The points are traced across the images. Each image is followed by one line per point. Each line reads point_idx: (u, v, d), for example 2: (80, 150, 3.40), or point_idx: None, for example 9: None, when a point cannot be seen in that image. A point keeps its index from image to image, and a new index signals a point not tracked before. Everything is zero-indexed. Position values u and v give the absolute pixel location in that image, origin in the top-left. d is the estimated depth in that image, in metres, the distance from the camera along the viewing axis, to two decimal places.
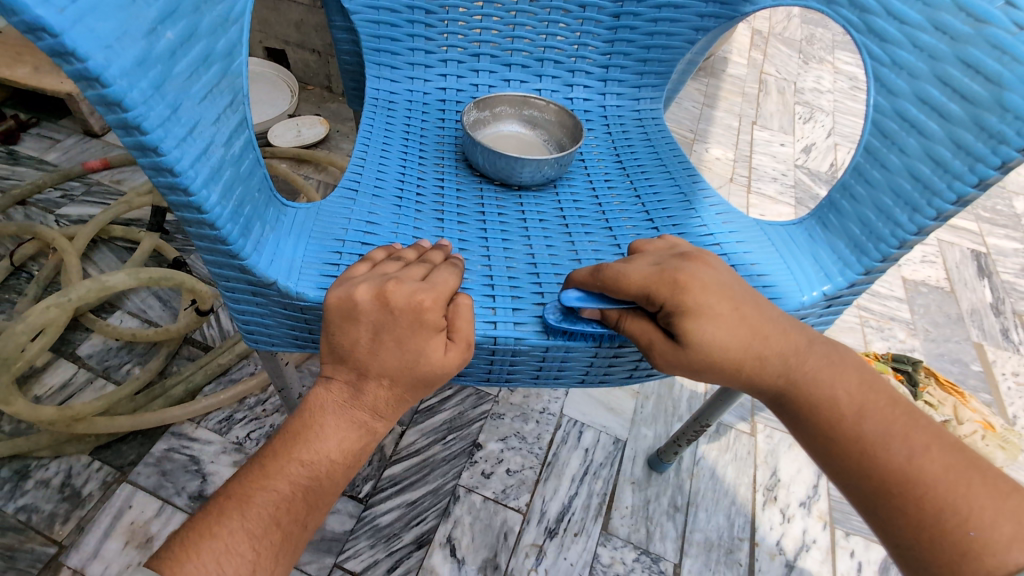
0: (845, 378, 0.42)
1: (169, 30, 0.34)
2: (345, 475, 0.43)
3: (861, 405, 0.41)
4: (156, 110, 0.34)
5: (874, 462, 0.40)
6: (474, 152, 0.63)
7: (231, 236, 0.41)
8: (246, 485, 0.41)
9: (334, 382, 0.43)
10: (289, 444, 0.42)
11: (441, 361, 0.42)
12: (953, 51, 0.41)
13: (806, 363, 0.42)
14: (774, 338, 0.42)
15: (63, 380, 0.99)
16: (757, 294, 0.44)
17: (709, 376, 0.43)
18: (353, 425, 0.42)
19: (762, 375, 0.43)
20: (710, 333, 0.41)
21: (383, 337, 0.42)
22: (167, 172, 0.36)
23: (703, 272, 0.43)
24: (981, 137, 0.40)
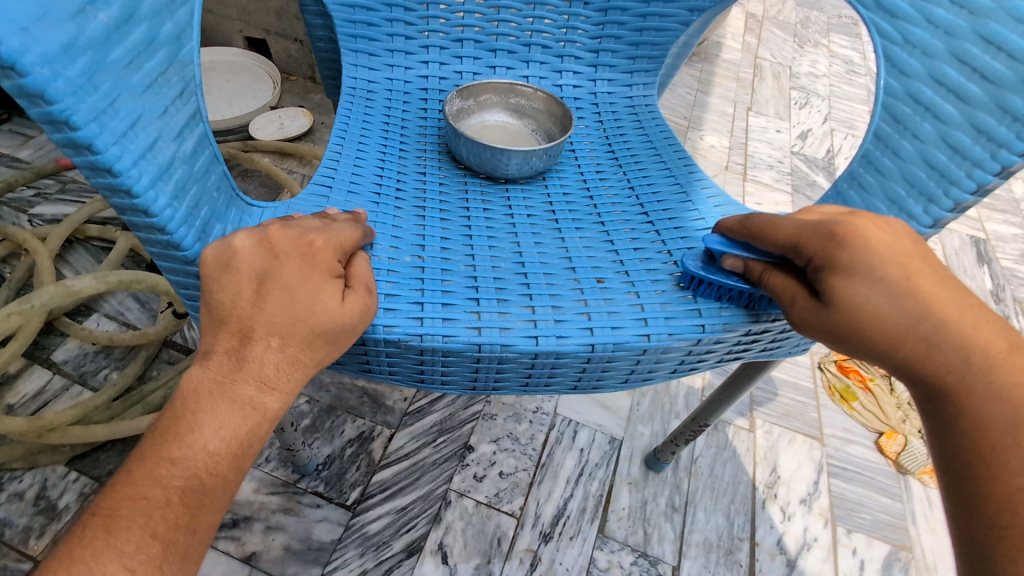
0: (1018, 382, 0.36)
1: (102, 12, 0.30)
2: (236, 465, 0.37)
3: (1017, 418, 0.35)
4: (88, 102, 0.30)
5: (1009, 487, 0.34)
6: (458, 144, 0.59)
7: (185, 241, 0.37)
8: (111, 498, 0.35)
9: (214, 357, 0.37)
10: (159, 442, 0.36)
11: (339, 311, 0.39)
12: (972, 27, 0.38)
13: (1009, 365, 0.36)
14: (960, 314, 0.37)
15: (37, 387, 0.95)
16: (937, 260, 0.39)
17: (850, 348, 0.38)
18: (234, 407, 0.36)
19: (910, 357, 0.37)
20: (879, 296, 0.36)
21: (274, 283, 0.38)
22: (106, 171, 0.32)
23: (876, 231, 0.38)
24: (1003, 121, 0.36)
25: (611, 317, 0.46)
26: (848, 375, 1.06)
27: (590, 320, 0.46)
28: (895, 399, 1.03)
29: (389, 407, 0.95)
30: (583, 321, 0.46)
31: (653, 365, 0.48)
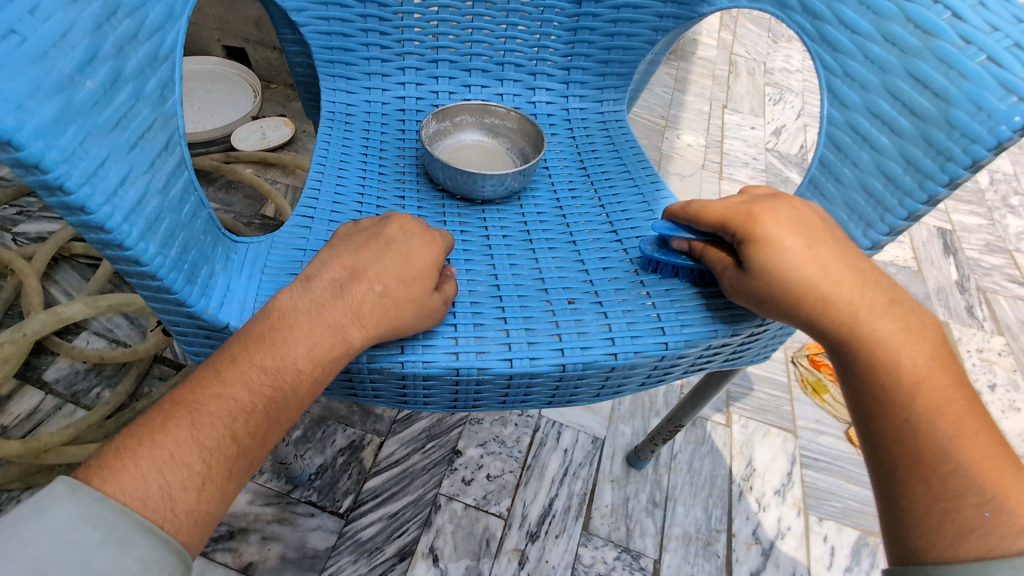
0: (917, 349, 0.40)
1: (89, 79, 0.32)
2: (313, 390, 0.38)
3: (926, 378, 0.39)
4: (80, 165, 0.32)
5: (914, 438, 0.38)
6: (435, 167, 0.62)
7: (175, 284, 0.39)
8: (196, 392, 0.35)
9: (318, 282, 0.41)
10: (249, 350, 0.37)
11: (427, 294, 0.43)
12: (903, 64, 0.41)
13: (876, 323, 0.40)
14: (847, 285, 0.41)
15: (30, 407, 0.97)
16: (843, 236, 0.43)
17: (775, 307, 0.43)
18: (328, 333, 0.38)
19: (820, 317, 0.41)
20: (791, 261, 0.41)
21: (391, 250, 0.44)
22: (98, 229, 0.34)
23: (783, 208, 0.44)
24: (930, 155, 0.39)
25: (627, 315, 0.51)
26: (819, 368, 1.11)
27: (561, 341, 0.49)
28: None
29: (378, 415, 0.98)
30: (556, 341, 0.49)
31: (623, 379, 0.51)
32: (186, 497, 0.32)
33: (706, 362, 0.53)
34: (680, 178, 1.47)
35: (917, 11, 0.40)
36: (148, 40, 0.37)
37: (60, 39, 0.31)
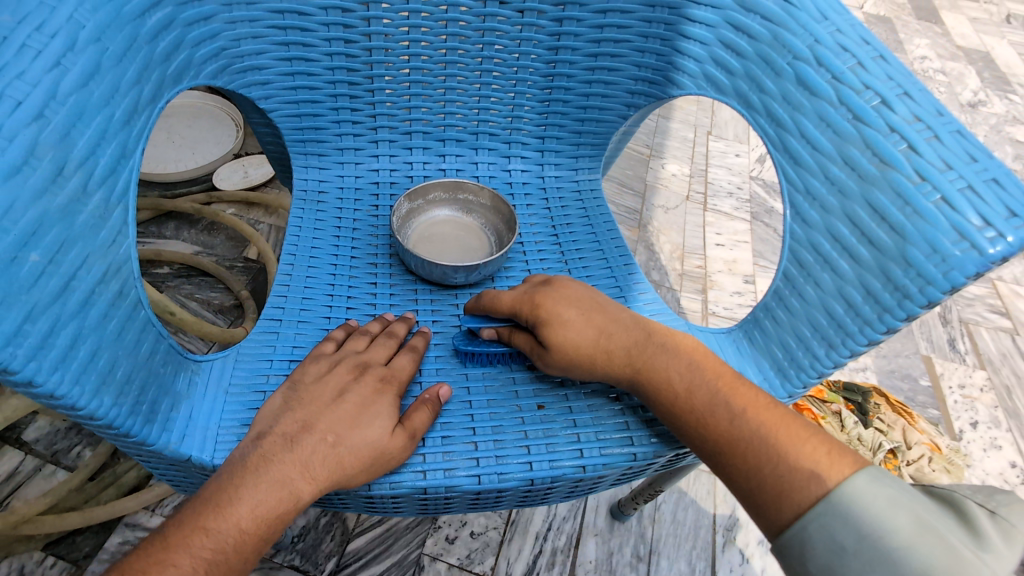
0: (714, 381, 0.46)
1: (33, 252, 0.32)
2: (259, 548, 0.39)
3: (743, 406, 0.44)
4: (23, 343, 0.32)
5: (755, 455, 0.43)
6: (406, 254, 0.61)
7: (134, 429, 0.39)
8: (140, 562, 0.36)
9: (270, 438, 0.42)
10: (196, 511, 0.38)
11: (384, 438, 0.44)
12: (862, 191, 0.42)
13: (661, 363, 0.48)
14: (619, 335, 0.49)
15: (10, 470, 0.96)
16: (607, 302, 0.52)
17: (580, 373, 0.49)
18: (273, 489, 0.39)
19: (609, 370, 0.49)
20: (566, 334, 0.48)
21: (344, 398, 0.45)
22: (47, 397, 0.33)
23: (566, 291, 0.51)
24: (888, 288, 0.40)
25: (596, 422, 0.51)
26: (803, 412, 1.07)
27: (529, 453, 0.49)
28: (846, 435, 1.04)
29: None
30: (524, 453, 0.49)
31: (593, 484, 0.51)
32: None
33: (677, 459, 0.53)
34: (665, 211, 1.45)
35: (875, 139, 0.41)
36: (97, 192, 0.38)
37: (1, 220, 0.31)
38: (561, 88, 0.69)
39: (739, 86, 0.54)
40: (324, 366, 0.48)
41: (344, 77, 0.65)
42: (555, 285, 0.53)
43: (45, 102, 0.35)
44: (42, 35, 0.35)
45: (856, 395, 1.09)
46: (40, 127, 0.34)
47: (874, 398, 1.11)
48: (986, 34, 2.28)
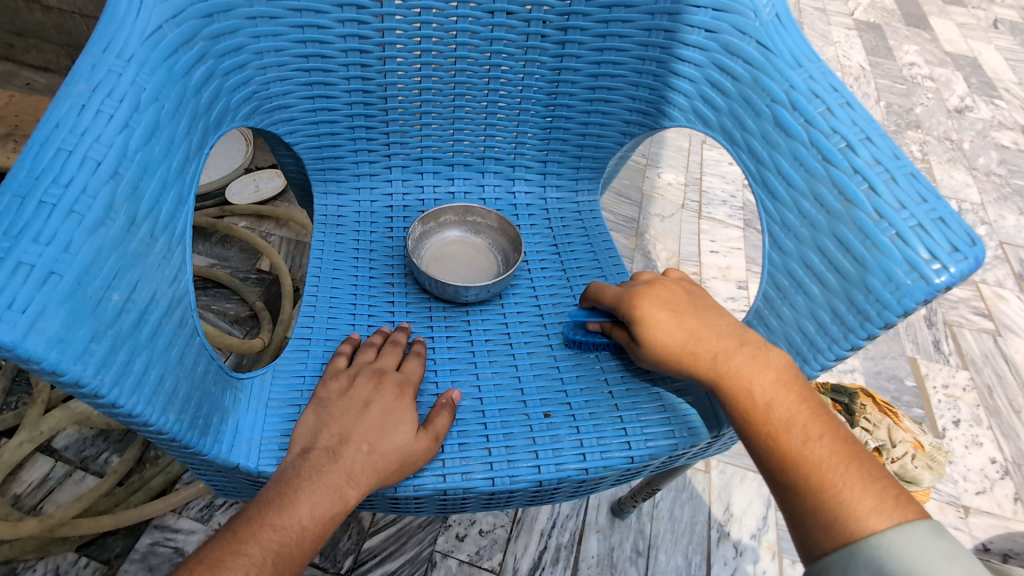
0: (762, 376, 0.47)
1: (115, 292, 0.38)
2: (315, 546, 0.43)
3: (772, 399, 0.47)
4: (110, 371, 0.37)
5: (785, 446, 0.45)
6: (420, 273, 0.66)
7: (195, 442, 0.44)
8: (216, 553, 0.40)
9: (315, 451, 0.47)
10: (262, 510, 0.43)
11: (409, 442, 0.49)
12: (830, 225, 0.48)
13: (732, 361, 0.49)
14: (709, 338, 0.50)
15: (41, 475, 1.01)
16: (702, 302, 0.54)
17: (667, 370, 0.52)
18: (326, 492, 0.44)
19: (695, 370, 0.50)
20: (663, 331, 0.51)
21: (370, 409, 0.51)
22: (127, 418, 0.39)
23: (661, 293, 0.54)
24: (851, 311, 0.46)
25: (597, 428, 0.56)
26: None
27: (538, 457, 0.54)
28: None
29: None
30: (533, 458, 0.54)
31: (595, 484, 0.56)
32: None
33: (669, 460, 0.59)
34: (662, 219, 1.49)
35: (840, 179, 0.47)
36: (160, 237, 0.43)
37: (92, 266, 0.36)
38: (560, 129, 0.75)
39: (724, 123, 0.60)
40: (346, 380, 0.54)
41: (361, 110, 0.70)
42: (653, 287, 0.56)
43: (118, 160, 0.40)
44: (112, 100, 0.41)
45: (844, 396, 1.13)
46: (116, 182, 0.39)
47: (861, 399, 1.16)
48: (972, 40, 2.34)
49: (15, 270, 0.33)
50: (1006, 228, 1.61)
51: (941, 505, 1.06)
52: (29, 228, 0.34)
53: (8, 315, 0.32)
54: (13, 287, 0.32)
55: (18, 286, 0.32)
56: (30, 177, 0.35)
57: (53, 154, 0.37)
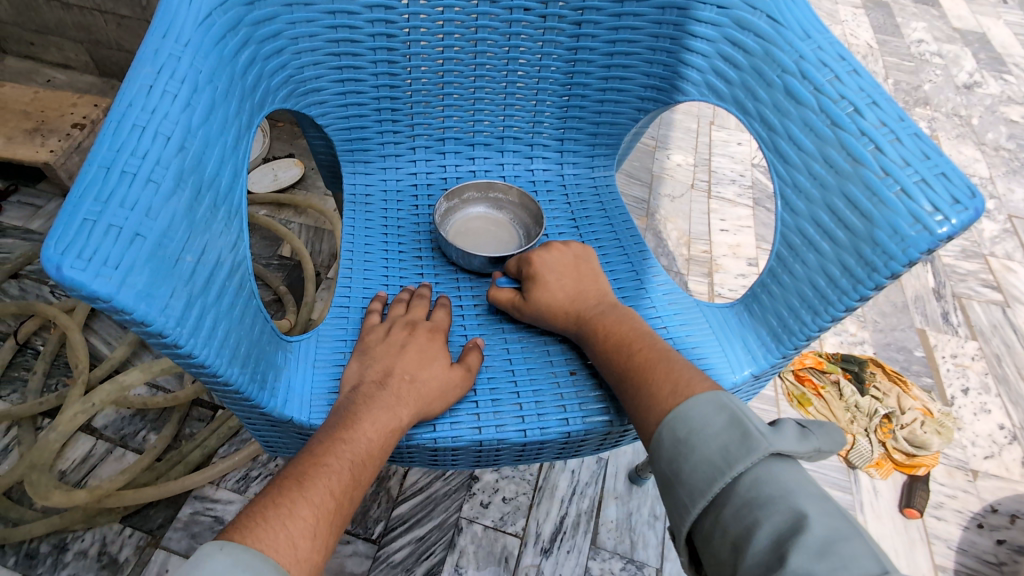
0: (611, 318, 0.59)
1: (188, 254, 0.42)
2: (381, 456, 0.50)
3: (614, 330, 0.57)
4: (187, 326, 0.41)
5: (627, 360, 0.55)
6: (448, 246, 0.69)
7: (254, 394, 0.49)
8: (300, 465, 0.46)
9: (365, 385, 0.54)
10: (331, 431, 0.49)
11: (446, 373, 0.56)
12: (839, 185, 0.52)
13: (591, 311, 0.60)
14: (588, 296, 0.62)
15: (84, 452, 1.02)
16: (584, 269, 0.65)
17: (550, 319, 0.61)
18: (382, 412, 0.51)
19: (569, 320, 0.61)
20: (547, 284, 0.62)
21: (407, 349, 0.57)
22: (200, 367, 0.43)
23: (549, 257, 0.65)
24: (860, 264, 0.50)
25: None
26: (803, 382, 1.16)
27: (566, 410, 0.58)
28: (845, 402, 1.12)
29: None
30: (561, 411, 0.58)
31: (620, 436, 0.60)
32: (306, 542, 0.41)
33: None
34: (672, 200, 1.52)
35: (848, 142, 0.51)
36: (221, 208, 0.48)
37: (168, 231, 0.41)
38: (576, 106, 0.78)
39: (736, 94, 0.63)
40: (382, 330, 0.59)
41: (386, 92, 0.73)
42: (549, 249, 0.66)
43: (183, 135, 0.44)
44: (174, 81, 0.44)
45: (854, 365, 1.17)
46: (182, 156, 0.43)
47: (871, 368, 1.19)
48: (981, 16, 2.33)
49: (108, 231, 0.37)
50: (1015, 202, 1.62)
51: (950, 469, 1.09)
52: (115, 195, 0.38)
53: (105, 271, 0.36)
54: (107, 246, 0.36)
55: (111, 245, 0.37)
56: (111, 150, 0.39)
57: (130, 130, 0.40)
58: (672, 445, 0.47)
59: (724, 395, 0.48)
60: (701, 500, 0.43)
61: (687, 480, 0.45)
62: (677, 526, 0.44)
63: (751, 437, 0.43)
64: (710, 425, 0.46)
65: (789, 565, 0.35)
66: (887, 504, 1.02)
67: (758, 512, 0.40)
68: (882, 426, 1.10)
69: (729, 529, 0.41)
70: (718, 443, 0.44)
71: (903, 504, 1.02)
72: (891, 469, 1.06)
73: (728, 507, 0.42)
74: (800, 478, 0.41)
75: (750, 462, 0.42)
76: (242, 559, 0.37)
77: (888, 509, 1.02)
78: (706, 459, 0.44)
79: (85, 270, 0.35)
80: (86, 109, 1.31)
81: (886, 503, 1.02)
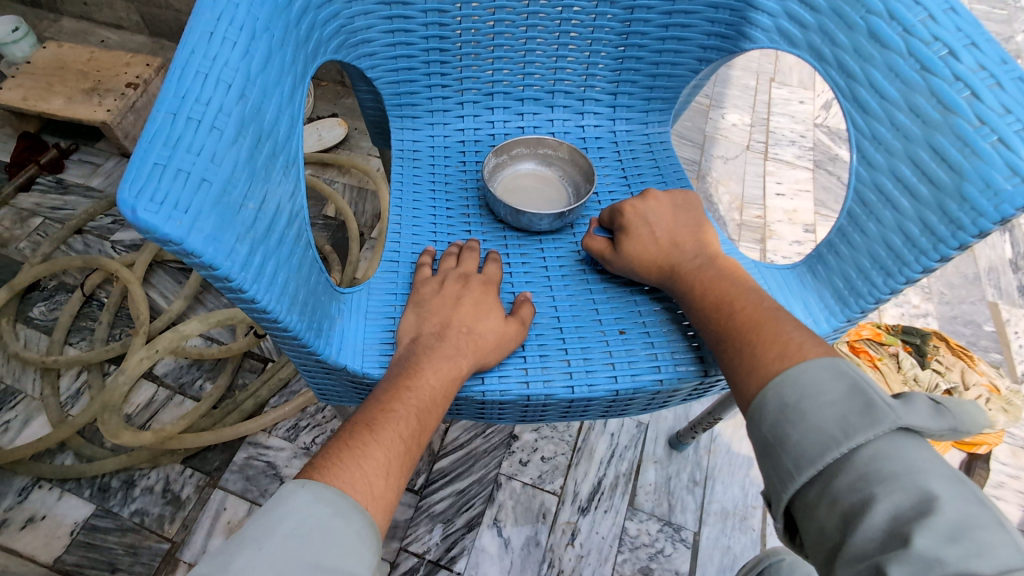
0: (710, 273, 0.56)
1: (252, 202, 0.43)
2: (444, 403, 0.51)
3: (707, 286, 0.55)
4: (251, 271, 0.42)
5: (725, 316, 0.52)
6: (496, 203, 0.68)
7: (310, 341, 0.51)
8: (369, 412, 0.48)
9: (423, 336, 0.55)
10: (395, 380, 0.51)
11: (502, 326, 0.57)
12: (925, 136, 0.48)
13: (688, 265, 0.57)
14: (686, 250, 0.59)
15: (147, 398, 1.08)
16: (689, 221, 0.61)
17: (643, 274, 0.60)
18: (443, 361, 0.52)
19: (664, 277, 0.59)
20: (638, 241, 0.60)
21: (463, 302, 0.57)
22: (262, 312, 0.45)
23: (648, 209, 0.62)
24: (943, 221, 0.47)
25: (670, 343, 0.59)
26: (858, 353, 1.11)
27: (614, 368, 0.58)
28: (902, 375, 1.07)
29: None
30: (609, 369, 0.58)
31: (668, 396, 0.59)
32: (381, 482, 0.43)
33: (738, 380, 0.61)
34: (724, 162, 1.45)
35: (940, 88, 0.46)
36: (281, 158, 0.49)
37: (232, 178, 0.41)
38: (633, 57, 0.73)
39: (812, 40, 0.58)
40: (436, 283, 0.60)
41: (436, 44, 0.71)
42: (647, 201, 0.63)
43: (244, 84, 0.43)
44: (233, 28, 0.43)
45: (915, 338, 1.11)
46: (243, 104, 0.43)
47: (934, 341, 1.12)
48: None
49: (177, 175, 0.37)
50: None
51: (1014, 449, 1.03)
52: (182, 140, 0.38)
53: (175, 214, 0.37)
54: (177, 190, 0.37)
55: (180, 189, 0.37)
56: (176, 96, 0.39)
57: (193, 77, 0.40)
58: (777, 411, 0.44)
59: (844, 362, 0.43)
60: (809, 468, 0.40)
61: (794, 447, 0.41)
62: (777, 493, 0.42)
63: (877, 408, 0.39)
64: (828, 392, 0.42)
65: (915, 547, 0.32)
66: None
67: (876, 486, 0.37)
68: None
69: (839, 500, 0.38)
70: (837, 412, 0.41)
71: None
72: (948, 445, 1.02)
73: (840, 480, 0.39)
74: (929, 455, 0.37)
75: (873, 435, 0.38)
76: (324, 496, 0.40)
77: None
78: (821, 427, 0.41)
79: (158, 213, 0.36)
80: (138, 68, 1.33)
81: None
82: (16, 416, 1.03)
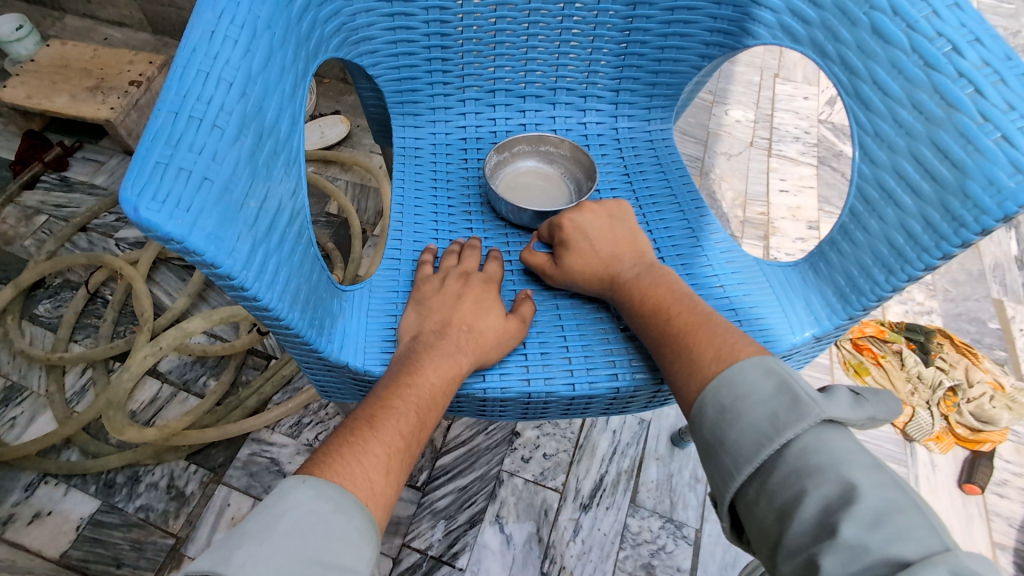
0: (648, 281, 0.56)
1: (253, 200, 0.43)
2: (444, 401, 0.51)
3: (645, 294, 0.55)
4: (253, 270, 0.43)
5: (666, 323, 0.52)
6: (498, 200, 0.68)
7: (312, 338, 0.51)
8: (370, 408, 0.48)
9: (424, 334, 0.55)
10: (396, 377, 0.51)
11: (503, 323, 0.57)
12: (928, 132, 0.47)
13: (625, 275, 0.58)
14: (622, 261, 0.59)
15: (151, 395, 1.09)
16: (630, 231, 0.62)
17: (582, 287, 0.60)
18: (444, 358, 0.52)
19: (603, 288, 0.59)
20: (577, 255, 0.59)
21: (464, 299, 0.57)
22: (264, 310, 0.45)
23: (584, 220, 0.61)
24: (946, 219, 0.47)
25: None
26: (861, 351, 1.11)
27: (615, 366, 0.58)
28: (906, 373, 1.06)
29: None
30: (610, 366, 0.58)
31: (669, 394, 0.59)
32: (380, 478, 0.43)
33: None
34: (728, 158, 1.44)
35: (943, 84, 0.46)
36: (282, 156, 0.49)
37: (234, 176, 0.41)
38: (635, 54, 0.73)
39: (815, 36, 0.57)
40: (437, 281, 0.60)
41: (438, 41, 0.71)
42: (581, 210, 0.62)
43: (245, 82, 0.43)
44: (234, 27, 0.43)
45: (918, 335, 1.11)
46: (245, 102, 0.43)
47: (938, 338, 1.12)
48: None
49: (178, 174, 0.37)
50: None
51: (1018, 447, 1.03)
52: (184, 139, 0.38)
53: (177, 213, 0.37)
54: (179, 189, 0.37)
55: (182, 188, 0.37)
56: (178, 96, 0.39)
57: (195, 76, 0.40)
58: (716, 412, 0.45)
59: (774, 361, 0.45)
60: (747, 466, 0.41)
61: (731, 445, 0.42)
62: (719, 494, 0.42)
63: (802, 402, 0.40)
64: (755, 391, 0.43)
65: (842, 537, 0.33)
66: (945, 479, 0.98)
67: (806, 480, 0.37)
68: (946, 399, 1.04)
69: (775, 496, 0.39)
70: (767, 409, 0.42)
71: (962, 479, 0.97)
72: (952, 443, 1.01)
73: (774, 476, 0.40)
74: (854, 447, 0.38)
75: (800, 429, 0.39)
76: (324, 492, 0.40)
77: (946, 484, 0.97)
78: (752, 425, 0.42)
79: (160, 211, 0.36)
80: (141, 66, 1.34)
81: (944, 477, 0.98)
82: (23, 412, 1.04)
